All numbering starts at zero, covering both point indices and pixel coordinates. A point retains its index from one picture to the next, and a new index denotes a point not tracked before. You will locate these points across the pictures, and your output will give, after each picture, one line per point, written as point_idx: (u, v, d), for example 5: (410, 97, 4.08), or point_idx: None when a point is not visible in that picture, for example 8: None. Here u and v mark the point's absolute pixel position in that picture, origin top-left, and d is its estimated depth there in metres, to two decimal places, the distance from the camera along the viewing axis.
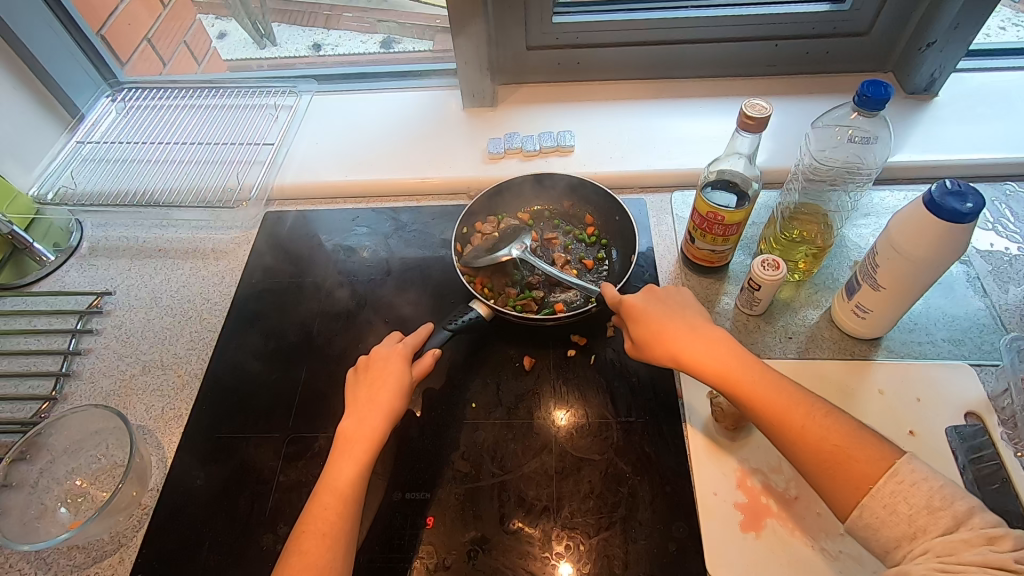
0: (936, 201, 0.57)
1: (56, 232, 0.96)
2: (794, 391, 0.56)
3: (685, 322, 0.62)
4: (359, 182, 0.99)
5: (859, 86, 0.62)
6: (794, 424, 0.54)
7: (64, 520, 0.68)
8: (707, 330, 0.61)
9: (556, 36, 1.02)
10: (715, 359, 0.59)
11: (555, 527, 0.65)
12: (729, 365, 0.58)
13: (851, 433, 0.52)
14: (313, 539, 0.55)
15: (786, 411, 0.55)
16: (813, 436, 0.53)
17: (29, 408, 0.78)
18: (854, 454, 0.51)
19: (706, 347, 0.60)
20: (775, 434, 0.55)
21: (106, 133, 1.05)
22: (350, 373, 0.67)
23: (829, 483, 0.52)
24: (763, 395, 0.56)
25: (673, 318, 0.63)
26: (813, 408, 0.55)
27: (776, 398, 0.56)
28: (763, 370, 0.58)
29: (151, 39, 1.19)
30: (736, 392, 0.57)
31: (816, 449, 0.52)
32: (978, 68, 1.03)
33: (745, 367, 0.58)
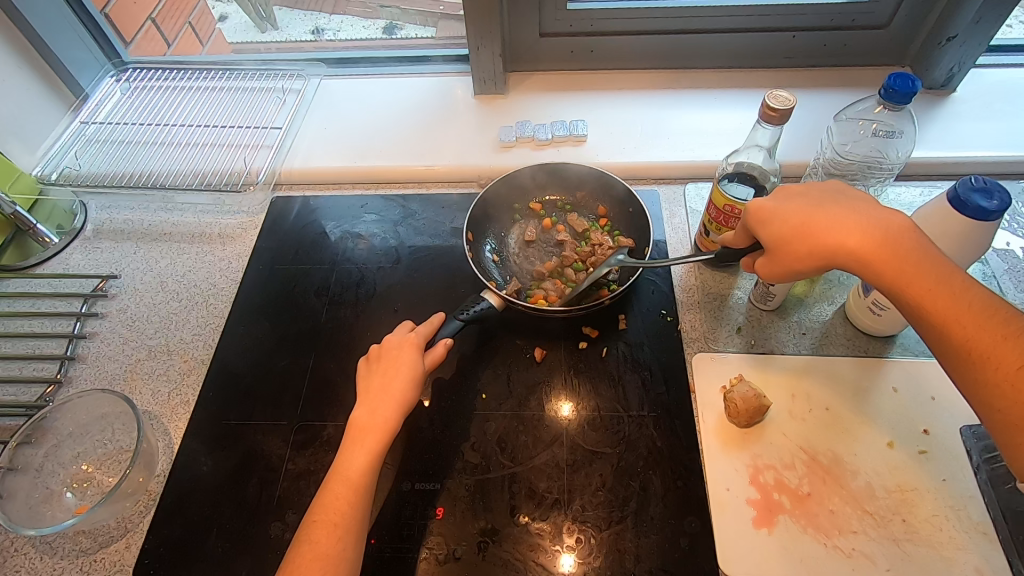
0: (961, 198, 0.57)
1: (60, 215, 0.96)
2: (1002, 317, 0.50)
3: (871, 227, 0.56)
4: (367, 168, 0.97)
5: (885, 80, 0.61)
6: (1003, 366, 0.48)
7: (71, 505, 0.68)
8: (894, 225, 0.56)
9: (569, 23, 1.00)
10: (899, 271, 0.54)
11: (566, 520, 0.64)
12: (932, 280, 0.52)
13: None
14: (324, 529, 0.54)
15: (993, 344, 0.49)
16: (1019, 387, 0.48)
17: (34, 391, 0.78)
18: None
19: (908, 263, 0.54)
20: (970, 369, 0.50)
21: (110, 113, 1.04)
22: (362, 363, 0.66)
23: (1020, 444, 0.48)
24: (954, 320, 0.51)
25: (846, 220, 0.57)
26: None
27: (978, 326, 0.50)
28: (965, 292, 0.52)
29: (156, 18, 1.16)
30: (926, 312, 0.52)
31: (1020, 403, 0.48)
32: (997, 64, 1.01)
33: (936, 284, 0.52)
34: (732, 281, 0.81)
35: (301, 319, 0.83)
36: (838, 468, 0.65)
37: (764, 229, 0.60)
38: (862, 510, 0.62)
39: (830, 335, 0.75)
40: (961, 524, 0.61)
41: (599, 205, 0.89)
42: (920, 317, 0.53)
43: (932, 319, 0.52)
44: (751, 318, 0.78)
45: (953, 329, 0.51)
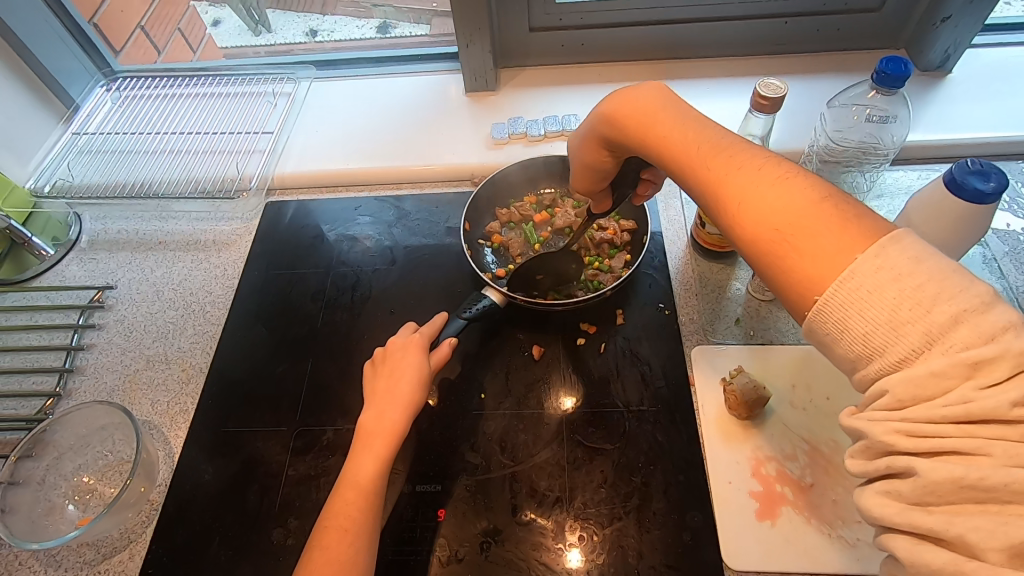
0: (958, 181, 0.56)
1: (54, 226, 0.96)
2: (746, 157, 0.46)
3: (648, 106, 0.55)
4: (360, 170, 0.97)
5: (877, 64, 0.60)
6: (730, 204, 0.44)
7: (73, 517, 0.68)
8: (658, 103, 0.55)
9: (559, 16, 0.99)
10: (658, 139, 0.53)
11: (569, 517, 0.64)
12: (682, 139, 0.51)
13: (817, 204, 0.41)
14: (334, 534, 0.54)
15: (732, 189, 0.45)
16: (753, 220, 0.42)
17: (34, 405, 0.78)
18: (808, 235, 0.40)
19: (670, 128, 0.53)
20: (718, 217, 0.46)
21: (101, 124, 1.04)
22: (368, 367, 0.66)
23: (775, 286, 0.42)
24: (698, 170, 0.48)
25: (628, 105, 0.57)
26: (767, 177, 0.43)
27: (718, 171, 0.46)
28: (721, 144, 0.48)
29: (145, 26, 1.15)
30: (697, 179, 0.48)
31: (756, 237, 0.42)
32: (993, 43, 1.00)
33: (698, 146, 0.50)
34: (729, 272, 0.81)
35: (298, 324, 0.82)
36: (840, 457, 0.64)
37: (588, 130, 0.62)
38: None
39: None
40: None
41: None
42: (683, 177, 0.50)
43: (690, 175, 0.49)
44: (750, 308, 0.77)
45: (703, 182, 0.48)
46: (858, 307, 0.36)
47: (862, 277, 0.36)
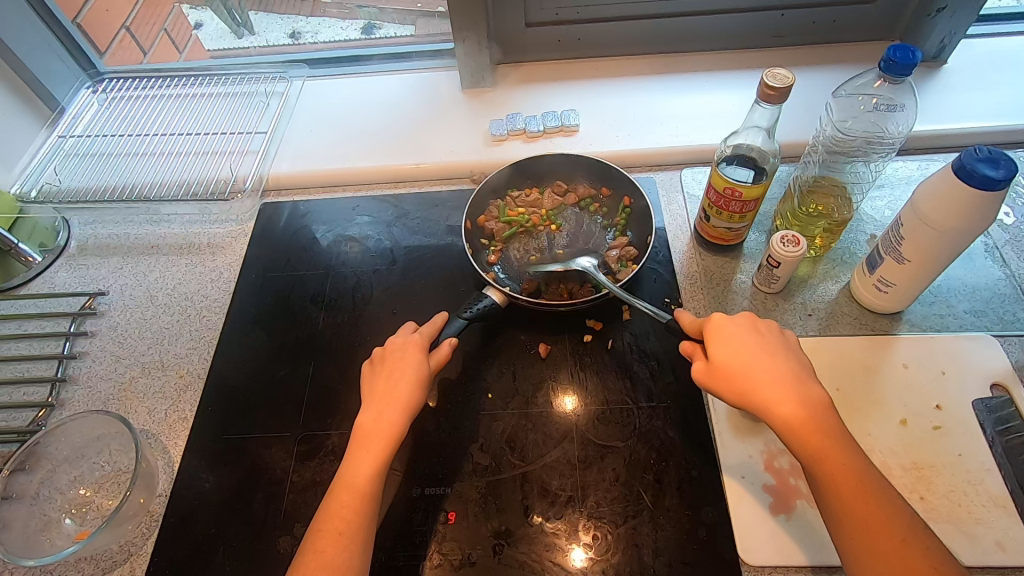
0: (967, 167, 0.56)
1: (42, 232, 0.92)
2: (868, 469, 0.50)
3: (785, 364, 0.55)
4: (356, 169, 0.95)
5: (885, 51, 0.60)
6: (856, 508, 0.48)
7: (70, 531, 0.66)
8: (786, 361, 0.56)
9: (554, 11, 0.99)
10: (796, 415, 0.52)
11: (581, 517, 0.63)
12: (820, 423, 0.52)
13: (935, 545, 0.47)
14: (329, 538, 0.53)
15: (864, 501, 0.48)
16: (887, 536, 0.47)
17: (25, 416, 0.75)
18: (936, 571, 0.45)
19: (769, 366, 0.55)
20: (835, 504, 0.49)
21: (88, 126, 1.01)
22: (365, 367, 0.64)
23: (865, 571, 0.47)
24: (833, 462, 0.50)
25: (763, 354, 0.56)
26: (888, 496, 0.49)
27: (857, 479, 0.49)
28: (841, 436, 0.52)
29: (130, 27, 1.12)
30: (823, 470, 0.50)
31: (881, 553, 0.46)
32: (986, 33, 1.01)
33: (838, 440, 0.51)
34: (734, 265, 0.80)
35: (298, 327, 0.81)
36: None
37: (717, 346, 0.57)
38: None
39: (837, 315, 0.75)
40: (979, 498, 0.60)
41: (623, 197, 0.86)
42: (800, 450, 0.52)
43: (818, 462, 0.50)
44: (756, 301, 0.77)
45: (833, 479, 0.49)
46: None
47: None
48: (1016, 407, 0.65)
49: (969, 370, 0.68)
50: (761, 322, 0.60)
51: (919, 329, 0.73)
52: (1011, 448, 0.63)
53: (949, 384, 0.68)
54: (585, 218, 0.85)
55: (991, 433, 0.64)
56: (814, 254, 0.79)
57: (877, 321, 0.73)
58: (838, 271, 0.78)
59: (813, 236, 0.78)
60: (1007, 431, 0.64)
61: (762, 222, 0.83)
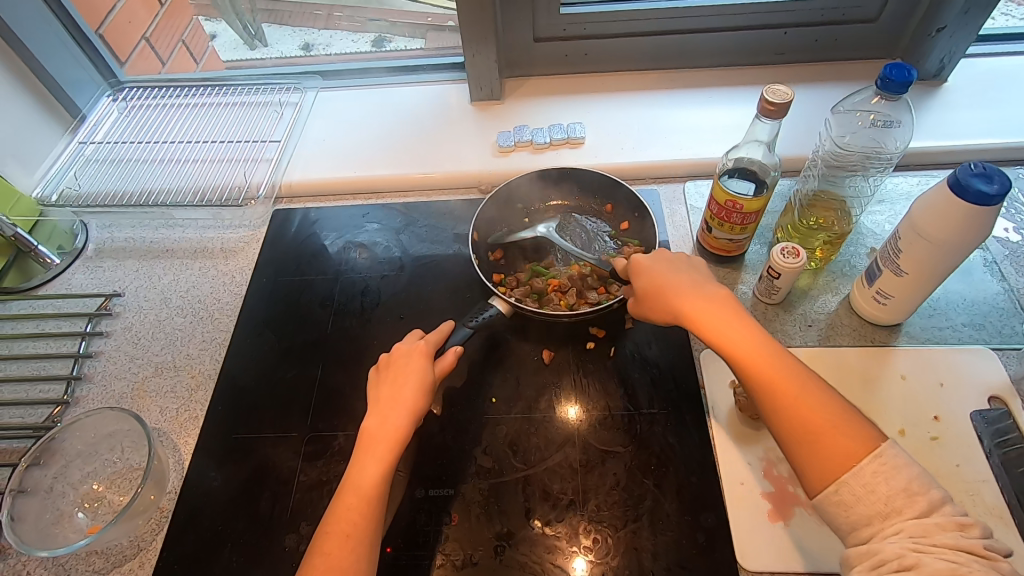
0: (962, 183, 0.57)
1: (60, 235, 0.95)
2: (793, 363, 0.52)
3: (698, 283, 0.59)
4: (366, 178, 0.98)
5: (882, 70, 0.61)
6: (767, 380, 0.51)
7: (82, 526, 0.67)
8: (706, 283, 0.58)
9: (563, 27, 1.01)
10: (721, 328, 0.54)
11: (582, 520, 0.64)
12: (742, 334, 0.54)
13: (834, 406, 0.50)
14: (336, 540, 0.54)
15: (778, 376, 0.51)
16: (807, 407, 0.50)
17: (41, 413, 0.77)
18: (842, 433, 0.48)
19: (693, 282, 0.59)
20: (760, 399, 0.52)
21: (107, 133, 1.04)
22: (372, 373, 0.66)
23: (807, 456, 0.49)
24: (743, 353, 0.53)
25: (673, 271, 0.60)
26: (808, 381, 0.51)
27: (774, 365, 0.52)
28: (765, 337, 0.54)
29: (150, 38, 1.17)
30: (751, 376, 0.52)
31: (796, 418, 0.49)
32: (986, 52, 1.03)
33: (743, 326, 0.54)
34: (736, 276, 0.82)
35: (307, 330, 0.83)
36: None
37: (636, 278, 0.63)
38: None
39: (837, 327, 0.76)
40: (975, 508, 0.61)
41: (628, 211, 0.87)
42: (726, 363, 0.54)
43: (739, 366, 0.53)
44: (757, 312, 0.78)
45: (748, 371, 0.52)
46: (884, 478, 0.45)
47: (888, 457, 0.46)
48: (1013, 419, 0.66)
49: (966, 382, 0.69)
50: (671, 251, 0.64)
51: (918, 342, 0.74)
52: (1008, 460, 0.63)
53: (948, 396, 0.68)
54: (587, 228, 0.88)
55: (988, 444, 0.65)
56: (814, 266, 0.81)
57: (876, 333, 0.75)
58: (838, 283, 0.79)
59: (813, 248, 0.79)
60: (1004, 443, 0.64)
61: (764, 234, 0.85)
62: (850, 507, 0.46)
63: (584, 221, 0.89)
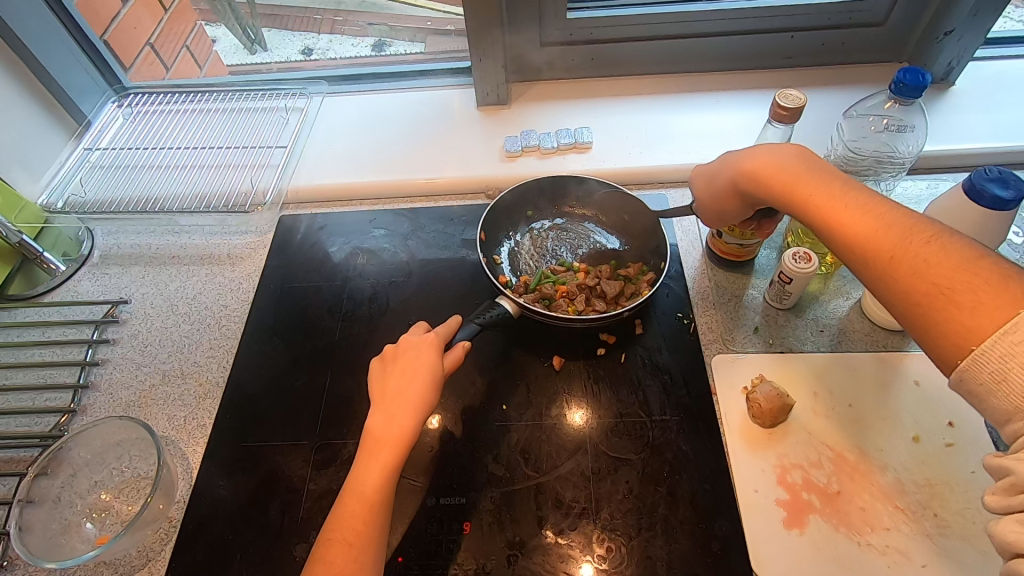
0: (977, 188, 0.57)
1: (65, 243, 0.95)
2: (904, 222, 0.49)
3: (782, 161, 0.59)
4: (373, 184, 0.97)
5: (896, 75, 0.61)
6: (886, 253, 0.48)
7: (90, 536, 0.67)
8: (790, 157, 0.59)
9: (569, 32, 1.01)
10: (813, 197, 0.55)
11: (595, 529, 0.63)
12: (841, 203, 0.53)
13: (968, 261, 0.44)
14: (338, 549, 0.54)
15: (882, 237, 0.49)
16: (910, 266, 0.46)
17: (47, 421, 0.77)
18: (958, 290, 0.44)
19: (773, 159, 0.60)
20: (865, 267, 0.50)
21: (113, 139, 1.04)
22: (377, 366, 0.65)
23: (923, 330, 0.46)
24: (841, 220, 0.52)
25: (753, 153, 0.62)
26: (919, 236, 0.47)
27: (879, 229, 0.50)
28: (875, 205, 0.52)
29: (155, 43, 1.17)
30: (850, 241, 0.51)
31: (906, 279, 0.47)
32: (993, 56, 1.03)
33: (840, 193, 0.54)
34: (745, 281, 0.81)
35: (315, 338, 0.82)
36: (865, 465, 0.64)
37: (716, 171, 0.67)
38: (893, 506, 0.62)
39: (849, 332, 0.75)
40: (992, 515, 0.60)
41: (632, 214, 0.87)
42: (826, 234, 0.54)
43: (835, 233, 0.53)
44: (768, 317, 0.78)
45: (849, 236, 0.52)
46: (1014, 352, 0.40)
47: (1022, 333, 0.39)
48: None
49: None
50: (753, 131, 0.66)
51: None
52: None
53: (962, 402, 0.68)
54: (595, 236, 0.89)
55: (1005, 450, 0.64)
56: (826, 271, 0.80)
57: (888, 339, 0.74)
58: (849, 288, 0.79)
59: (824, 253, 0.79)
60: None
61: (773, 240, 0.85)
62: (983, 401, 0.43)
63: (597, 232, 0.89)
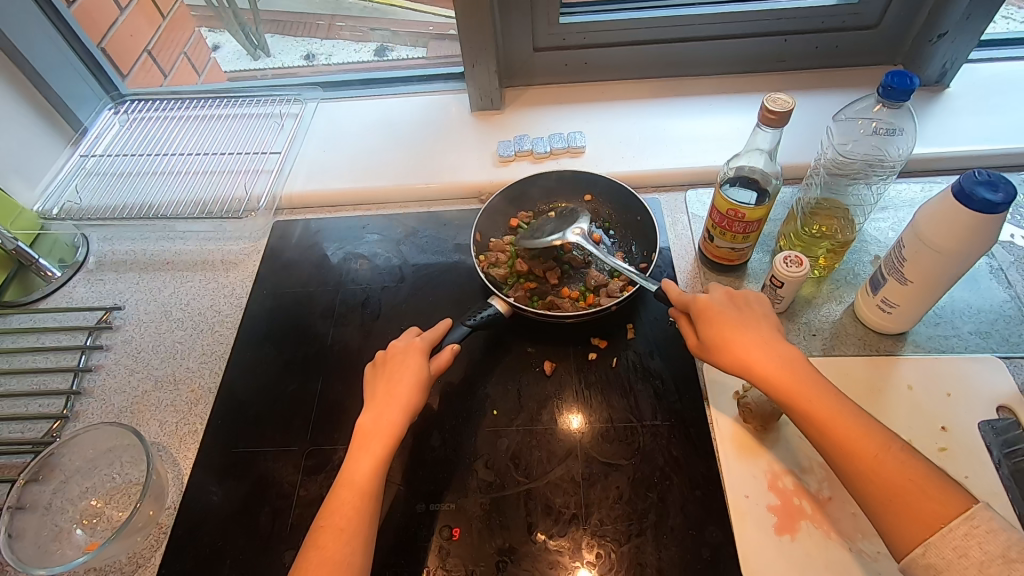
0: (966, 192, 0.56)
1: (62, 249, 0.95)
2: (866, 425, 0.52)
3: (765, 341, 0.58)
4: (366, 188, 0.97)
5: (883, 78, 0.61)
6: (863, 458, 0.50)
7: (80, 543, 0.67)
8: (778, 342, 0.58)
9: (562, 37, 1.01)
10: (794, 393, 0.55)
11: (585, 535, 0.63)
12: (821, 406, 0.53)
13: (927, 472, 0.49)
14: (330, 534, 0.55)
15: (865, 454, 0.50)
16: (882, 474, 0.49)
17: (40, 428, 0.77)
18: (929, 494, 0.47)
19: (748, 333, 0.58)
20: (843, 469, 0.51)
21: (109, 146, 1.04)
22: (368, 370, 0.66)
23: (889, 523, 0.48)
24: (835, 426, 0.52)
25: (741, 325, 0.59)
26: (888, 445, 0.51)
27: (855, 432, 0.51)
28: (842, 404, 0.54)
29: (151, 51, 1.17)
30: (833, 446, 0.52)
31: (883, 494, 0.49)
32: (988, 58, 1.02)
33: (814, 392, 0.54)
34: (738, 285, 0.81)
35: (307, 343, 0.82)
36: None
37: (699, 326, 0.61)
38: None
39: (841, 335, 0.75)
40: None
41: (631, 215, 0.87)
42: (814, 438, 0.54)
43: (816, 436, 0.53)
44: None
45: (837, 446, 0.52)
46: (977, 542, 0.44)
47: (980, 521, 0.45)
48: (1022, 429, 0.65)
49: (975, 392, 0.68)
50: (740, 296, 0.63)
51: (924, 350, 0.73)
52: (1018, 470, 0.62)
53: (956, 407, 0.67)
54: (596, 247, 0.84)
55: (997, 455, 0.64)
56: (819, 274, 0.80)
57: (881, 342, 0.74)
58: (843, 291, 0.79)
59: (818, 256, 0.79)
60: (1013, 454, 0.63)
61: (766, 243, 0.84)
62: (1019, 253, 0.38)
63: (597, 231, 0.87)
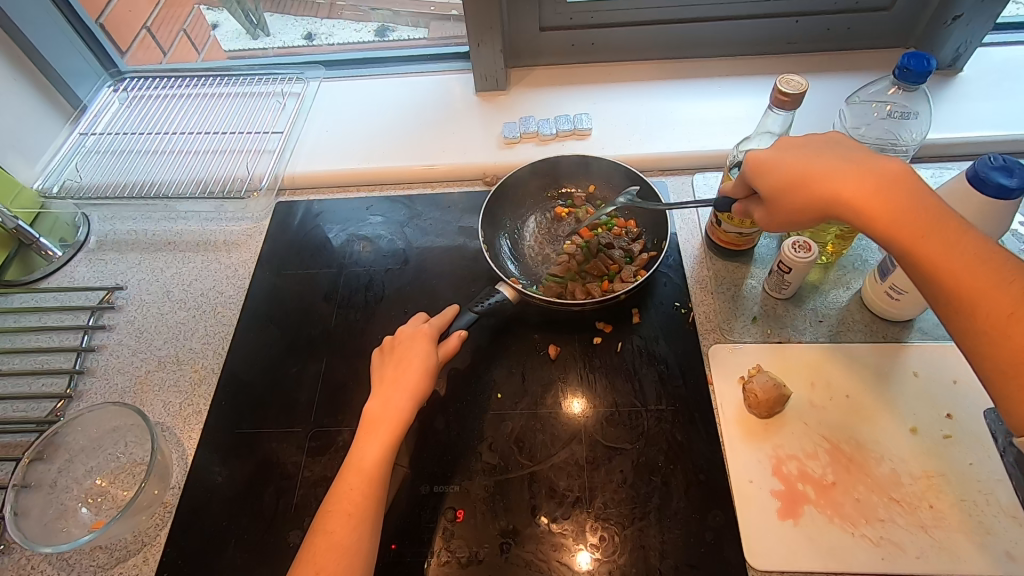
0: (981, 176, 0.55)
1: (62, 228, 0.95)
2: (1002, 264, 0.47)
3: (866, 170, 0.53)
4: (369, 169, 0.96)
5: (900, 59, 0.60)
6: (991, 307, 0.46)
7: (86, 520, 0.67)
8: (883, 168, 0.53)
9: (569, 16, 0.99)
10: (907, 235, 0.50)
11: (589, 518, 0.63)
12: (942, 246, 0.48)
13: None
14: (338, 519, 0.55)
15: (992, 300, 0.46)
16: (1008, 328, 0.45)
17: (43, 407, 0.77)
18: None
19: (847, 167, 0.53)
20: (961, 319, 0.47)
21: (109, 123, 1.03)
22: (376, 356, 0.66)
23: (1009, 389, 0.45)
24: (949, 269, 0.48)
25: (834, 157, 0.54)
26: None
27: (986, 276, 0.46)
28: (972, 242, 0.48)
29: (151, 26, 1.14)
30: (945, 290, 0.48)
31: (1010, 350, 0.45)
32: (1002, 42, 1.00)
33: (939, 228, 0.49)
34: (744, 271, 0.80)
35: (310, 325, 0.82)
36: (862, 457, 0.64)
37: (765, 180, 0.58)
38: (889, 498, 0.61)
39: (848, 322, 0.74)
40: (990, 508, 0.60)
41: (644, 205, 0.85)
42: (927, 284, 0.49)
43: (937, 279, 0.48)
44: (766, 308, 0.77)
45: (955, 292, 0.47)
46: None
47: None
48: None
49: None
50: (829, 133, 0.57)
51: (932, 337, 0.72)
52: None
53: (962, 395, 0.67)
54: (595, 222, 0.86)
55: None
56: (825, 261, 0.79)
57: (888, 330, 0.73)
58: (849, 278, 0.78)
59: (824, 243, 0.78)
60: None
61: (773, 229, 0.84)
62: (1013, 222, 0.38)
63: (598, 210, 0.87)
